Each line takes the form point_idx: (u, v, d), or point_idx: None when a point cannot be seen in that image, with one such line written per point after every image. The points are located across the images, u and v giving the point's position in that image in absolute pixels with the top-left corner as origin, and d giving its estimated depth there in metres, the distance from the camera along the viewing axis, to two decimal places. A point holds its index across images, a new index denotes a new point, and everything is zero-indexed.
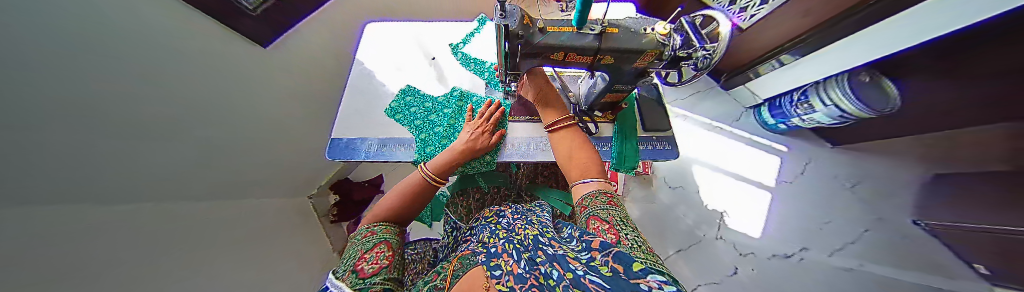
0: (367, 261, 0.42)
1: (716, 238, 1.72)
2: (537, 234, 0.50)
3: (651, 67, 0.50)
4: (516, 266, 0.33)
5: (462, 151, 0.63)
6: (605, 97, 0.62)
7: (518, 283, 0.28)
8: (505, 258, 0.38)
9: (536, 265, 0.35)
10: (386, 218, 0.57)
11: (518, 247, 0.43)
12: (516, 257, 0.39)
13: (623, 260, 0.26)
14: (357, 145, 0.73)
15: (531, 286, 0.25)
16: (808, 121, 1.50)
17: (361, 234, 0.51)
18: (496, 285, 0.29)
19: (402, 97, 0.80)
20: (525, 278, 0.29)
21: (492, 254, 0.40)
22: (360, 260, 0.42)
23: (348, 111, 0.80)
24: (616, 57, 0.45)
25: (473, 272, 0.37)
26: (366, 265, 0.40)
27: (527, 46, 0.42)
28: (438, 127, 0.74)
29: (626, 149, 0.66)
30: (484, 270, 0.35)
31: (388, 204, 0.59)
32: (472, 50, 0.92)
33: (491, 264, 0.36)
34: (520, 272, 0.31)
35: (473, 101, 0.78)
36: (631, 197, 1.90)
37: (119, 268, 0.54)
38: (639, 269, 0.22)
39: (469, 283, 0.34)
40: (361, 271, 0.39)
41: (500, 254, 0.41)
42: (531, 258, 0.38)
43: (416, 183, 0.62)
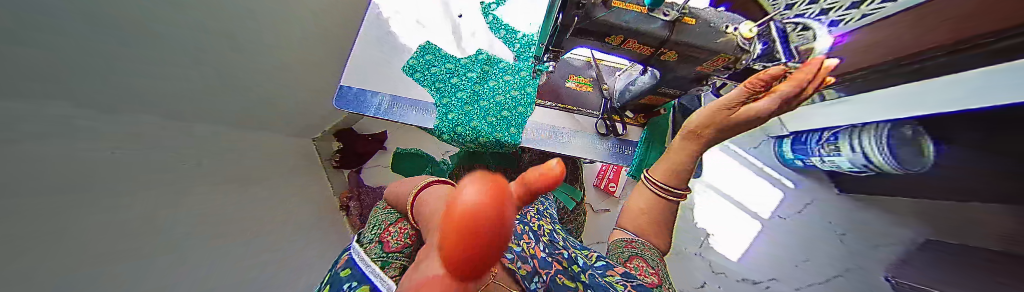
0: (390, 234, 0.44)
1: (698, 253, 1.76)
2: (550, 228, 0.51)
3: (713, 75, 0.44)
4: (539, 250, 0.41)
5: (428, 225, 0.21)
6: (643, 98, 0.57)
7: (545, 266, 0.39)
8: (525, 240, 0.42)
9: (556, 251, 0.44)
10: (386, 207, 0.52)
11: (533, 230, 0.47)
12: (536, 240, 0.43)
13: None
14: (367, 97, 0.69)
15: None
16: (828, 163, 1.42)
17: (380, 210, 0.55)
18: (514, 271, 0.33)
19: (421, 54, 0.74)
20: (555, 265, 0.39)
21: (508, 234, 0.42)
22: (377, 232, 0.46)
23: (360, 58, 0.73)
24: (681, 54, 0.39)
25: None
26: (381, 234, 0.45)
27: (584, 20, 0.36)
28: (460, 93, 0.68)
29: (650, 157, 0.62)
30: (500, 250, 0.38)
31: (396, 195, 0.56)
32: (507, 15, 0.81)
33: (507, 244, 0.39)
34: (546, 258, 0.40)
35: (497, 69, 0.70)
36: (625, 200, 1.87)
37: (127, 181, 0.54)
38: None
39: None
40: (386, 243, 0.41)
41: (517, 234, 0.43)
42: (550, 243, 0.46)
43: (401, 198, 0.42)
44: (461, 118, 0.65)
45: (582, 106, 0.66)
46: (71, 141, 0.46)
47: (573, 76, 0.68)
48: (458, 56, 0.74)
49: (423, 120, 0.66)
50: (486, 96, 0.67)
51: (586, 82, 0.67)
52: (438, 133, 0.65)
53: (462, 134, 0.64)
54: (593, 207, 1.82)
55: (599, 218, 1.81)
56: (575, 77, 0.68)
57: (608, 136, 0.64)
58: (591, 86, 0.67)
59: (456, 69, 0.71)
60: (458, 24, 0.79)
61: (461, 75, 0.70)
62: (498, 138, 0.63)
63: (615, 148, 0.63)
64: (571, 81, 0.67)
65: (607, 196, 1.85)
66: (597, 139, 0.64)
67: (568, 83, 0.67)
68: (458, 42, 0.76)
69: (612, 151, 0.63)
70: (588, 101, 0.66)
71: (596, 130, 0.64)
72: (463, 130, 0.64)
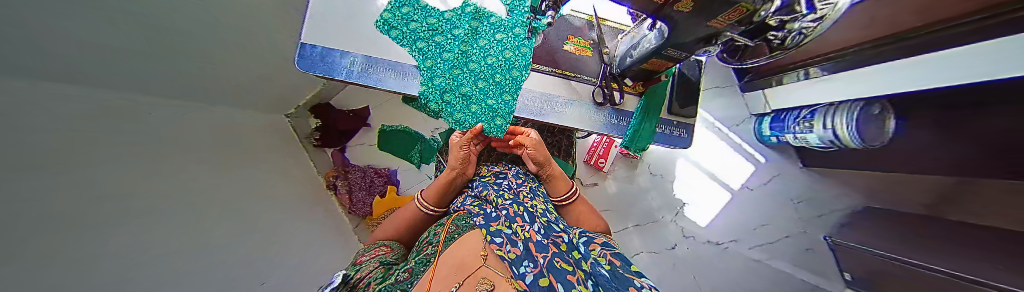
0: (368, 255, 0.44)
1: (671, 221, 1.90)
2: (542, 207, 0.52)
3: (726, 31, 0.39)
4: (533, 233, 0.40)
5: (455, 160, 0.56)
6: (646, 63, 0.52)
7: (539, 250, 0.36)
8: (517, 222, 0.43)
9: (551, 232, 0.43)
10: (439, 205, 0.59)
11: (528, 209, 0.49)
12: (530, 219, 0.45)
13: (619, 257, 0.37)
14: (336, 59, 0.59)
15: (555, 257, 0.34)
16: (799, 139, 1.50)
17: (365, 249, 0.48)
18: (497, 254, 0.37)
19: (395, 6, 0.62)
20: (546, 247, 0.37)
21: (492, 219, 0.44)
22: (364, 256, 0.44)
23: (320, 9, 0.61)
24: (697, 3, 0.33)
25: (471, 237, 0.42)
26: (364, 257, 0.43)
27: None
28: (445, 54, 0.59)
29: (644, 128, 0.61)
30: (485, 238, 0.40)
31: (404, 217, 0.58)
32: None
33: (493, 228, 0.41)
34: (539, 240, 0.38)
35: (487, 26, 0.61)
36: (613, 175, 1.95)
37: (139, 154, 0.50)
38: (636, 270, 0.34)
39: (467, 244, 0.40)
40: (360, 260, 0.43)
41: (505, 217, 0.45)
42: (544, 224, 0.45)
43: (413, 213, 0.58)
44: (448, 84, 0.58)
45: (579, 72, 0.61)
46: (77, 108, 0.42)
47: (572, 38, 0.61)
48: (440, 10, 0.63)
49: (404, 86, 0.58)
50: (476, 57, 0.60)
51: (586, 45, 0.61)
52: (424, 100, 0.58)
53: (452, 103, 0.59)
54: (581, 181, 1.89)
55: (587, 191, 1.89)
56: (574, 39, 0.61)
57: (604, 106, 0.61)
58: (591, 50, 0.61)
59: (439, 26, 0.61)
60: None
61: (445, 32, 0.61)
62: (491, 106, 0.59)
63: (611, 119, 0.61)
64: (570, 44, 0.61)
65: (596, 171, 1.92)
66: (594, 110, 0.60)
67: (567, 46, 0.61)
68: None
69: (608, 122, 0.61)
70: (586, 67, 0.61)
71: (593, 98, 0.60)
72: (454, 99, 0.59)
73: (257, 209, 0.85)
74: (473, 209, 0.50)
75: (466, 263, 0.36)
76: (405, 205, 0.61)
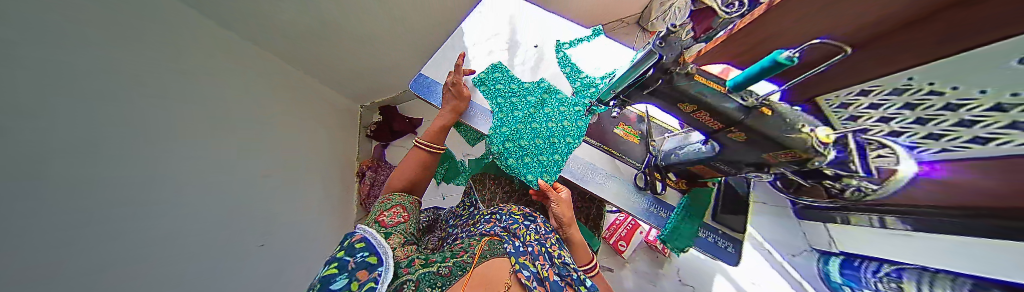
0: (388, 215, 0.57)
1: None
2: (563, 252, 0.56)
3: (776, 166, 0.43)
4: (550, 273, 0.46)
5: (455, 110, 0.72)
6: (693, 166, 0.56)
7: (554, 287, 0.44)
8: (540, 262, 0.49)
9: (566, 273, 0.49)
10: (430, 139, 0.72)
11: (548, 250, 0.54)
12: (550, 260, 0.51)
13: None
14: (436, 89, 0.79)
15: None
16: None
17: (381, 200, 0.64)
18: (522, 281, 0.41)
19: (490, 70, 0.82)
20: (561, 287, 0.44)
21: (521, 251, 0.48)
22: (386, 217, 0.56)
23: (441, 57, 0.87)
24: (751, 137, 0.40)
25: (496, 262, 0.45)
26: (389, 221, 0.55)
27: (667, 83, 0.39)
28: (517, 112, 0.73)
29: (684, 226, 0.60)
30: (513, 265, 0.44)
31: (408, 171, 0.70)
32: (578, 54, 0.83)
33: (521, 261, 0.45)
34: (556, 281, 0.45)
35: (555, 99, 0.75)
36: (632, 264, 1.71)
37: None
38: None
39: (494, 268, 0.44)
40: (383, 222, 0.55)
41: (529, 253, 0.49)
42: (561, 265, 0.51)
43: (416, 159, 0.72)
44: (512, 135, 0.70)
45: (626, 154, 0.67)
46: None
47: (622, 124, 0.70)
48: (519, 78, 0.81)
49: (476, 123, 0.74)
50: (540, 120, 0.71)
51: (634, 134, 0.69)
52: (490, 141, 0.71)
53: (510, 150, 0.69)
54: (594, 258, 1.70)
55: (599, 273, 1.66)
56: (623, 126, 0.70)
57: (644, 190, 0.64)
58: (638, 139, 0.68)
59: (516, 92, 0.77)
60: (529, 52, 0.88)
61: (520, 97, 0.76)
62: (542, 162, 0.67)
63: (649, 205, 0.63)
64: (619, 129, 0.70)
65: (613, 252, 1.72)
66: (634, 191, 0.64)
67: (617, 129, 0.70)
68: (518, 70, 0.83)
69: (645, 206, 0.63)
70: (632, 150, 0.67)
71: (634, 181, 0.65)
72: (513, 148, 0.69)
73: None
74: (504, 238, 0.53)
75: (494, 283, 0.40)
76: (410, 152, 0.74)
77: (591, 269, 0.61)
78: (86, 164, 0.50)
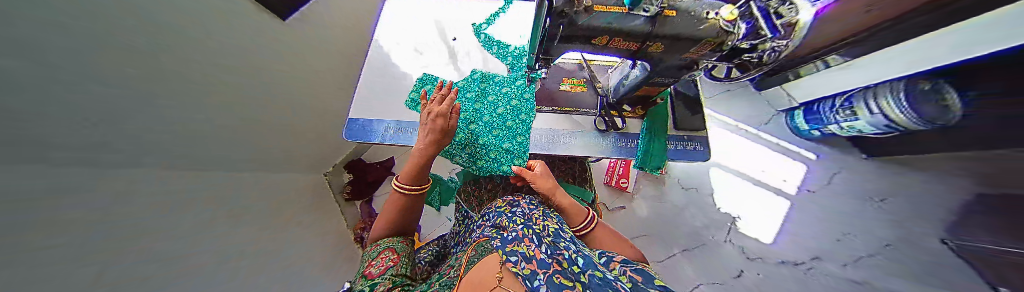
0: (374, 265, 0.50)
1: (724, 241, 1.64)
2: (553, 228, 0.54)
3: (703, 59, 0.44)
4: (538, 252, 0.43)
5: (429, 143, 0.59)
6: (639, 90, 0.57)
7: (544, 267, 0.39)
8: (526, 243, 0.47)
9: (558, 251, 0.45)
10: (413, 182, 0.61)
11: (537, 232, 0.52)
12: (538, 242, 0.48)
13: (640, 273, 0.38)
14: (373, 126, 0.72)
15: (556, 273, 0.36)
16: (847, 129, 1.36)
17: (370, 247, 0.60)
18: (514, 271, 0.38)
19: (420, 85, 0.78)
20: (550, 264, 0.39)
21: (508, 240, 0.47)
22: (374, 266, 0.50)
23: (363, 90, 0.78)
24: (667, 45, 0.39)
25: (489, 259, 0.45)
26: (376, 270, 0.48)
27: (570, 27, 0.36)
28: (462, 112, 0.70)
29: (653, 147, 0.62)
30: (501, 256, 0.43)
31: (390, 213, 0.65)
32: (497, 32, 0.85)
33: (508, 249, 0.44)
34: (544, 258, 0.41)
35: (494, 84, 0.72)
36: (640, 194, 1.82)
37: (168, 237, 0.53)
38: (659, 284, 0.34)
39: (487, 266, 0.43)
40: (369, 273, 0.47)
41: (517, 238, 0.48)
42: (552, 243, 0.48)
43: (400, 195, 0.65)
44: (466, 137, 0.68)
45: (579, 106, 0.67)
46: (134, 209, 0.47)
47: (566, 79, 0.69)
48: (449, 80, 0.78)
49: None
50: (488, 110, 0.69)
51: (580, 83, 0.69)
52: (450, 152, 0.68)
53: (473, 152, 0.67)
54: (606, 206, 1.78)
55: (615, 215, 1.76)
56: (568, 80, 0.69)
57: (608, 132, 0.65)
58: (584, 86, 0.69)
59: (454, 94, 0.74)
60: (451, 47, 0.84)
61: (460, 97, 0.73)
62: (507, 148, 0.65)
63: (618, 142, 0.64)
64: (565, 84, 0.69)
65: (620, 192, 1.81)
66: (599, 136, 0.65)
67: (563, 86, 0.69)
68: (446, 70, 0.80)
69: (616, 145, 0.64)
70: (584, 100, 0.67)
71: (596, 127, 0.65)
72: (476, 148, 0.67)
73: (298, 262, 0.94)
74: (493, 235, 0.53)
75: (487, 279, 0.39)
76: (392, 193, 0.66)
77: (584, 228, 0.59)
78: None
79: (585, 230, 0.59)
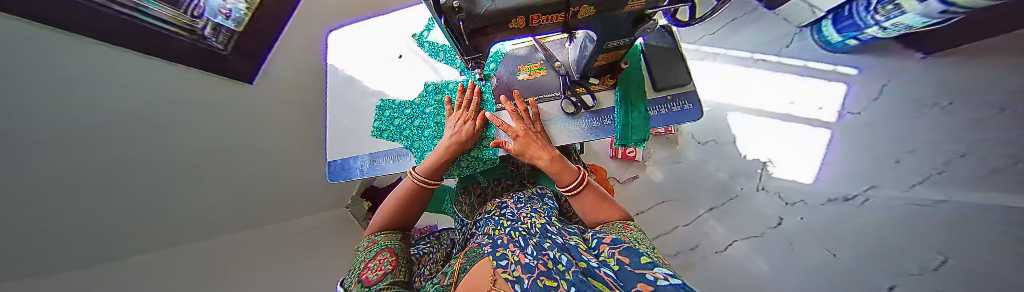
0: (371, 269, 0.41)
1: (756, 190, 1.53)
2: (541, 225, 0.49)
3: (652, 8, 0.36)
4: (522, 256, 0.36)
5: (446, 146, 0.59)
6: (597, 60, 0.51)
7: (526, 271, 0.32)
8: (511, 248, 0.41)
9: (544, 251, 0.38)
10: (433, 177, 0.60)
11: (524, 233, 0.46)
12: (524, 244, 0.42)
13: (628, 253, 0.31)
14: (351, 164, 0.74)
15: (539, 275, 0.29)
16: (892, 29, 1.12)
17: (362, 246, 0.52)
18: (504, 277, 0.33)
19: (380, 113, 0.77)
20: (533, 267, 0.32)
21: (496, 245, 0.43)
22: (369, 271, 0.41)
23: (334, 130, 0.79)
24: (596, 6, 0.33)
25: (479, 266, 0.40)
26: (374, 275, 0.39)
27: (470, 21, 0.32)
28: (427, 130, 0.71)
29: (632, 118, 0.55)
30: (491, 262, 0.38)
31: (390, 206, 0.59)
32: (439, 36, 0.82)
33: (497, 255, 0.40)
34: (527, 261, 0.35)
35: (450, 92, 0.73)
36: (653, 160, 1.71)
37: None
38: (647, 262, 0.27)
39: (478, 274, 0.37)
40: (366, 279, 0.39)
41: (505, 243, 0.44)
42: (538, 244, 0.41)
43: (406, 189, 0.60)
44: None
45: (542, 93, 0.62)
46: None
47: (522, 67, 0.64)
48: (402, 99, 0.77)
49: (402, 166, 0.70)
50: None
51: (538, 66, 0.63)
52: None
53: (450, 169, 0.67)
54: (618, 180, 1.70)
55: (630, 187, 1.68)
56: (524, 67, 0.63)
57: (578, 113, 0.59)
58: (544, 69, 0.63)
59: (416, 115, 0.74)
60: (399, 64, 0.82)
61: (423, 117, 0.73)
62: (479, 157, 0.65)
63: (592, 122, 0.58)
64: (521, 73, 0.63)
65: (630, 163, 1.72)
66: (568, 121, 0.59)
67: (519, 75, 0.63)
68: (399, 92, 0.78)
69: (588, 126, 0.58)
70: (546, 85, 0.62)
71: (563, 111, 0.59)
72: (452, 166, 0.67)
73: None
74: (483, 241, 0.49)
75: (473, 286, 0.34)
76: (403, 180, 0.62)
77: (575, 187, 0.50)
78: None
79: (577, 190, 0.50)
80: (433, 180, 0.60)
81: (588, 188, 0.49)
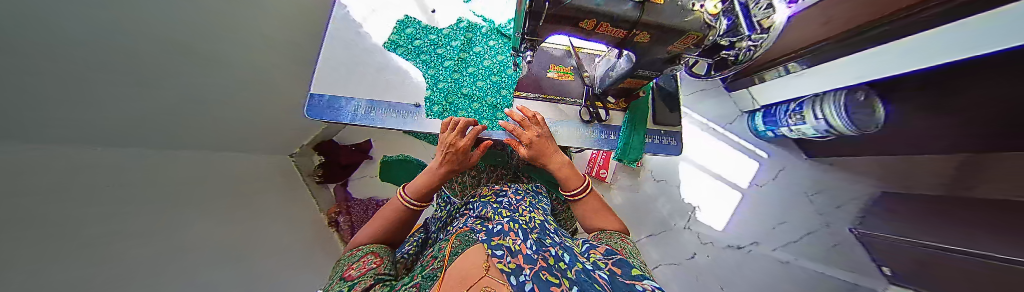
0: (355, 268, 0.37)
1: (684, 228, 1.80)
2: (540, 225, 0.45)
3: (685, 54, 0.45)
4: (523, 246, 0.32)
5: (442, 173, 0.53)
6: (623, 82, 0.58)
7: (527, 263, 0.28)
8: (510, 238, 0.37)
9: (545, 247, 0.34)
10: (422, 199, 0.52)
11: (524, 227, 0.43)
12: (523, 236, 0.38)
13: (619, 263, 0.29)
14: (342, 105, 0.65)
15: (541, 269, 0.26)
16: (795, 132, 1.53)
17: (344, 255, 0.44)
18: (498, 267, 0.29)
19: (393, 45, 0.73)
20: (535, 260, 0.28)
21: (495, 233, 0.38)
22: (354, 269, 0.36)
23: (328, 63, 0.70)
24: (653, 35, 0.39)
25: (474, 252, 0.35)
26: (356, 271, 0.36)
27: (555, 5, 0.34)
28: (447, 61, 0.71)
29: (633, 139, 0.64)
30: (487, 250, 0.33)
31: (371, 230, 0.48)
32: (484, 2, 0.81)
33: (493, 242, 0.35)
34: (529, 253, 0.30)
35: (481, 35, 0.76)
36: (617, 185, 1.93)
37: (144, 233, 0.47)
38: (634, 276, 0.24)
39: (471, 259, 0.32)
40: (348, 276, 0.35)
41: (504, 232, 0.40)
42: (538, 240, 0.38)
43: (394, 209, 0.51)
44: (449, 86, 0.69)
45: (565, 95, 0.67)
46: (83, 205, 0.39)
47: (554, 66, 0.69)
48: (437, 27, 0.76)
49: (404, 123, 0.65)
50: (474, 62, 0.71)
51: (567, 71, 0.69)
52: (431, 112, 0.66)
53: (460, 111, 0.66)
54: None
55: None
56: (556, 67, 0.69)
57: (592, 123, 0.65)
58: (572, 74, 0.68)
59: (435, 52, 0.73)
60: (429, 18, 0.78)
61: (444, 56, 0.72)
62: (491, 103, 0.66)
63: (601, 134, 0.65)
64: (552, 71, 0.68)
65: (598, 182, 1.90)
66: (583, 127, 0.65)
67: (549, 73, 0.68)
68: (424, 25, 0.76)
69: (597, 137, 0.64)
70: (570, 89, 0.67)
71: (580, 117, 0.65)
72: (463, 103, 0.67)
73: (275, 254, 0.89)
74: (477, 226, 0.46)
75: (467, 276, 0.28)
76: (390, 201, 0.53)
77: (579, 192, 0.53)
78: (205, 268, 0.56)
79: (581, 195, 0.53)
80: (422, 202, 0.52)
81: (592, 194, 0.53)
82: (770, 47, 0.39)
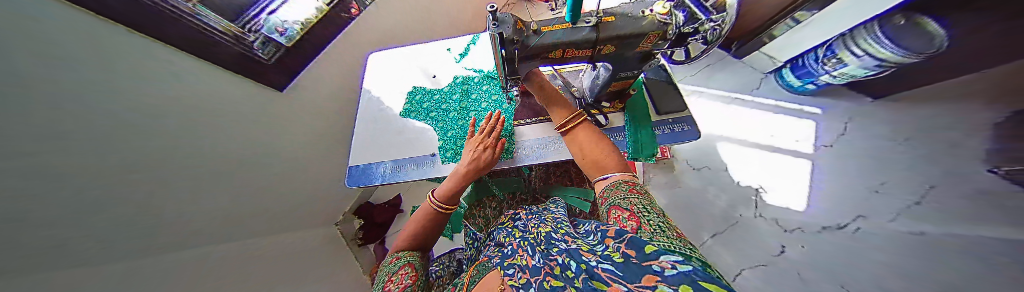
0: (394, 282, 0.49)
1: (756, 217, 1.53)
2: (546, 238, 0.46)
3: (656, 49, 0.48)
4: (531, 260, 0.35)
5: (464, 173, 0.63)
6: (611, 86, 0.61)
7: (535, 277, 0.30)
8: (522, 256, 0.39)
9: (552, 257, 0.36)
10: (449, 203, 0.63)
11: (532, 243, 0.45)
12: (533, 252, 0.40)
13: (634, 245, 0.27)
14: (373, 169, 0.77)
15: (546, 279, 0.27)
16: (840, 77, 1.35)
17: (387, 261, 0.58)
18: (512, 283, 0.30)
19: (406, 113, 0.87)
20: (541, 270, 0.31)
21: (509, 254, 0.41)
22: (392, 286, 0.47)
23: (360, 139, 0.84)
24: (618, 45, 0.43)
25: (492, 277, 0.37)
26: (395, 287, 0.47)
27: (523, 49, 0.41)
28: (451, 113, 0.82)
29: (641, 136, 0.64)
30: (501, 271, 0.36)
31: (411, 228, 0.63)
32: (472, 59, 0.95)
33: (508, 263, 0.38)
34: (536, 264, 0.33)
35: (475, 84, 0.87)
36: (651, 184, 1.80)
37: None
38: (652, 251, 0.24)
39: (490, 281, 0.36)
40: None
41: (515, 253, 0.43)
42: (547, 251, 0.39)
43: (426, 212, 0.64)
44: (457, 132, 0.78)
45: None
46: None
47: None
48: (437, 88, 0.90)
49: (425, 173, 0.73)
50: (474, 107, 0.82)
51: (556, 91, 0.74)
52: (446, 158, 0.74)
53: None
54: None
55: None
56: None
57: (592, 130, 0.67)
58: (562, 92, 0.73)
59: (439, 109, 0.84)
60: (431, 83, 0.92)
61: (447, 109, 0.83)
62: None
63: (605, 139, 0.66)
64: None
65: None
66: None
67: None
68: (427, 90, 0.91)
69: None
70: None
71: None
72: None
73: None
74: (495, 253, 0.48)
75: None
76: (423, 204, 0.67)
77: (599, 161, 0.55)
78: None
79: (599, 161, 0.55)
80: (449, 205, 0.63)
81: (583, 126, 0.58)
82: (735, 23, 0.40)
